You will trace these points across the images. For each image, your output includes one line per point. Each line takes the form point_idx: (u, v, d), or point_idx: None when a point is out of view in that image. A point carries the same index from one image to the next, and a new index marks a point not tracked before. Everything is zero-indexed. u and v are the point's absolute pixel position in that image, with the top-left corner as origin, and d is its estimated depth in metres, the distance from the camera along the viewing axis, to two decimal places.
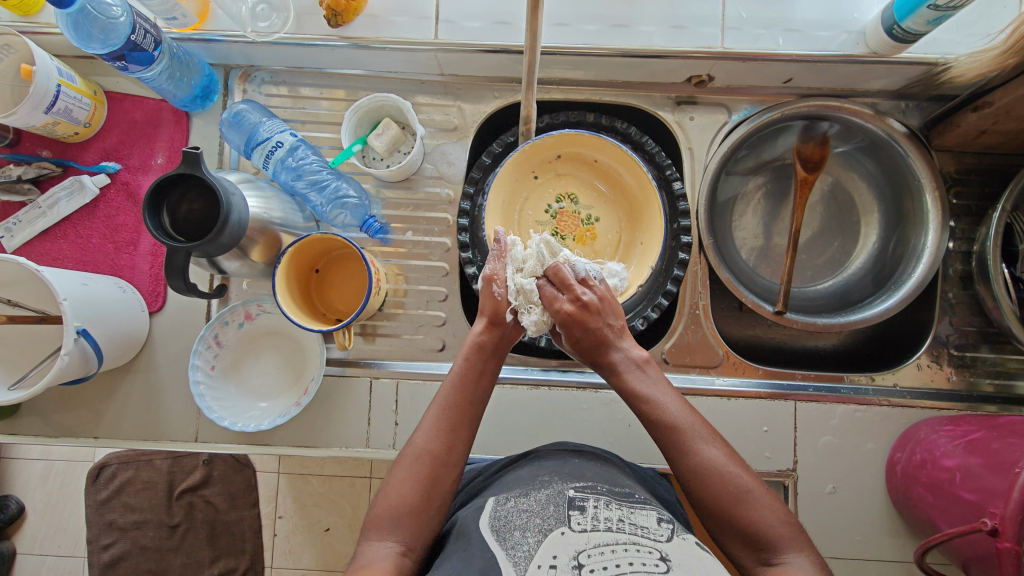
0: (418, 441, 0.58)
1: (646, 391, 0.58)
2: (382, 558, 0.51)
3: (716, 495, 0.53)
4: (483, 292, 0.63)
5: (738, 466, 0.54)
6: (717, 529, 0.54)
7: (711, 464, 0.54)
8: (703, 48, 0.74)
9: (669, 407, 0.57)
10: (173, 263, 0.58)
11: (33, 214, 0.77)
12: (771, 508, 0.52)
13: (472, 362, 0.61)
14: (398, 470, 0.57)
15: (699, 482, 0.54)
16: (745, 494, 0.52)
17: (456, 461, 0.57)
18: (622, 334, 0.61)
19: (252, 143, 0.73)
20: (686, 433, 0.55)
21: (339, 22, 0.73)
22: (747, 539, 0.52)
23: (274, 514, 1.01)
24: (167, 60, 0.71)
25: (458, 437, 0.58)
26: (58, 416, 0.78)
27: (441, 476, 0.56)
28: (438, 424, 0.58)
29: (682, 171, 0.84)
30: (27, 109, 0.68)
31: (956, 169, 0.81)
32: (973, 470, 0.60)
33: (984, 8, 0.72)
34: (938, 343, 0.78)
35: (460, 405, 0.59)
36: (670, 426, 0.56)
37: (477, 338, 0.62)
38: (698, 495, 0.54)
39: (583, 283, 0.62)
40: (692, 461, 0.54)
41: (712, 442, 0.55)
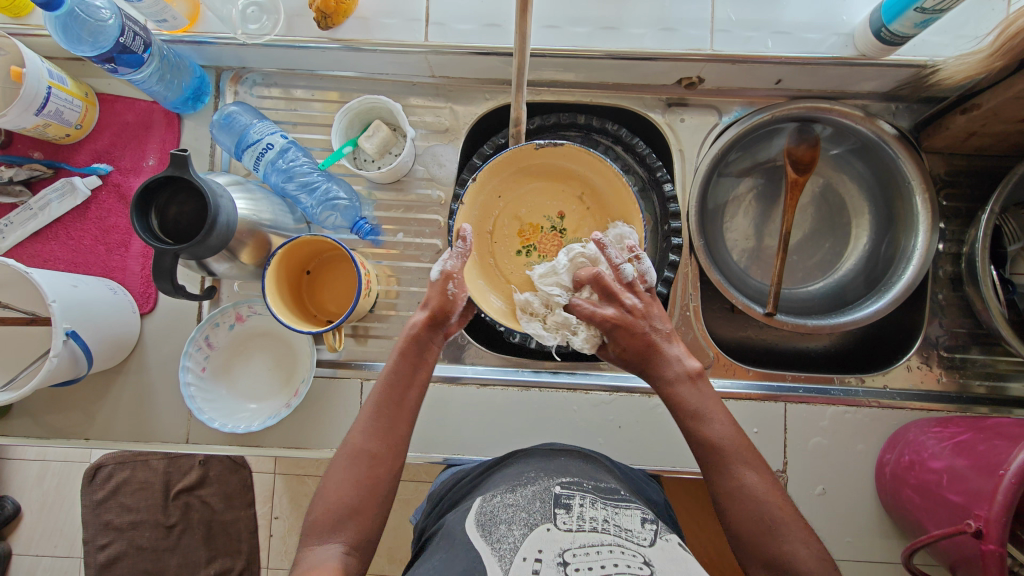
0: (354, 439, 0.57)
1: (691, 405, 0.57)
2: (327, 559, 0.50)
3: (746, 518, 0.52)
4: (437, 286, 0.62)
5: (777, 494, 0.53)
6: (740, 552, 0.53)
7: (747, 490, 0.53)
8: (693, 50, 0.74)
9: (717, 426, 0.56)
10: (161, 266, 0.58)
11: (25, 216, 0.77)
12: (806, 543, 0.50)
13: (409, 354, 0.60)
14: (336, 469, 0.56)
15: (734, 505, 0.53)
16: (777, 524, 0.51)
17: (391, 454, 0.57)
18: (668, 339, 0.61)
19: (242, 144, 0.73)
20: (730, 454, 0.54)
21: (329, 24, 0.73)
22: (770, 567, 0.50)
23: (270, 514, 1.02)
24: (157, 62, 0.72)
25: (395, 434, 0.57)
26: (51, 417, 0.78)
27: (376, 470, 0.55)
28: (374, 419, 0.57)
29: (673, 172, 0.84)
30: (18, 110, 0.68)
31: (946, 170, 0.81)
32: (961, 472, 0.60)
33: (973, 11, 0.72)
34: (928, 345, 0.79)
35: (392, 395, 0.58)
36: (713, 445, 0.55)
37: (415, 326, 0.61)
38: (730, 516, 0.53)
39: (626, 289, 0.62)
40: (731, 482, 0.53)
41: (752, 465, 0.54)
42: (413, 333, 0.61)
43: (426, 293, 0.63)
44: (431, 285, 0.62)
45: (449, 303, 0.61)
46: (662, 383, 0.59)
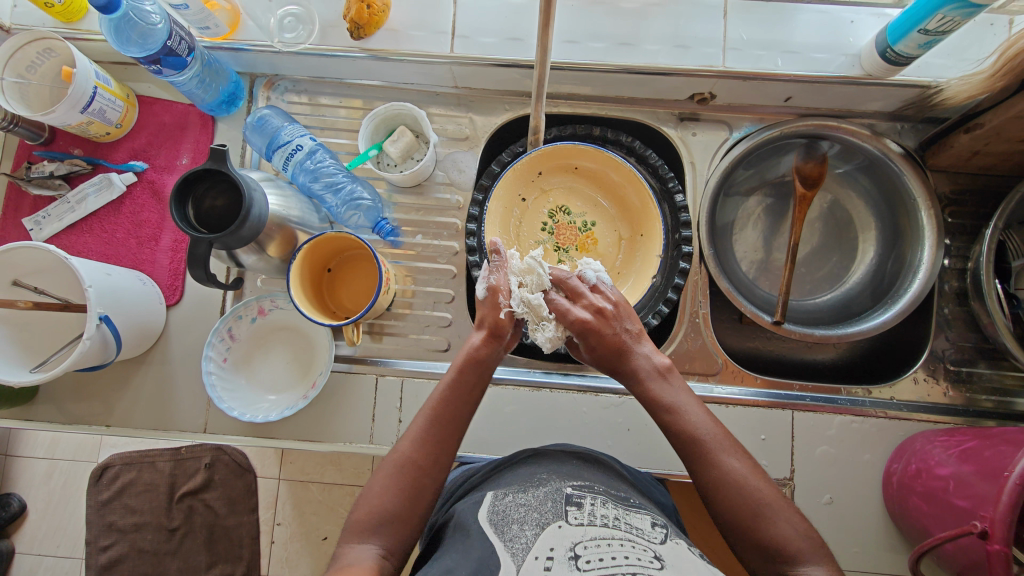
0: (403, 450, 0.58)
1: (668, 398, 0.59)
2: (364, 558, 0.51)
3: (734, 505, 0.53)
4: (486, 303, 0.64)
5: (760, 479, 0.54)
6: (734, 540, 0.54)
7: (733, 477, 0.54)
8: (706, 66, 0.77)
9: (692, 418, 0.58)
10: (196, 254, 0.61)
11: (63, 209, 0.81)
12: (791, 522, 0.52)
13: (466, 373, 0.62)
14: (381, 475, 0.57)
15: (721, 494, 0.54)
16: (762, 507, 0.53)
17: (438, 468, 0.58)
18: (637, 340, 0.64)
19: (274, 145, 0.77)
20: (711, 445, 0.56)
21: (361, 34, 0.77)
22: (763, 552, 0.52)
23: (273, 520, 0.98)
24: (198, 66, 0.76)
25: (443, 453, 0.59)
26: (73, 405, 0.80)
27: (422, 480, 0.56)
28: (426, 431, 0.59)
29: (684, 184, 0.87)
30: (65, 108, 0.72)
31: (951, 189, 0.83)
32: (966, 477, 0.61)
33: (975, 35, 0.75)
34: (934, 358, 0.80)
35: (445, 409, 0.60)
36: (689, 436, 0.57)
37: (477, 345, 0.63)
38: (718, 505, 0.55)
39: (590, 293, 0.66)
40: (715, 471, 0.55)
41: (734, 453, 0.56)
42: (470, 352, 0.63)
43: (479, 314, 0.65)
44: (480, 302, 0.65)
45: (503, 322, 0.63)
46: (633, 381, 0.62)
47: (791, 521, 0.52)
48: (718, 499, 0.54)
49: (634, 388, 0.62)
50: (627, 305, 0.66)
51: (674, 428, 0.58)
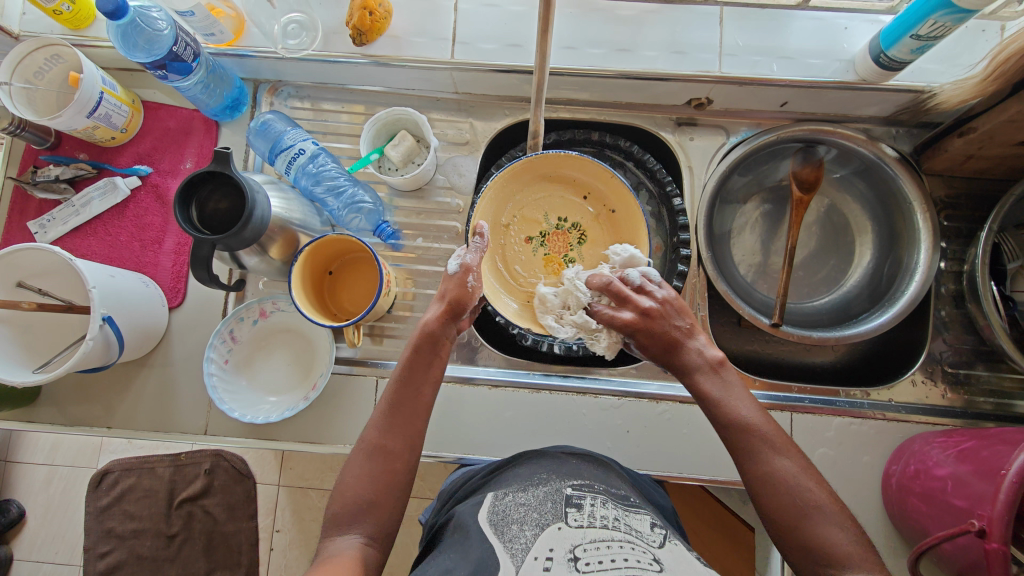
0: (370, 436, 0.58)
1: (715, 393, 0.59)
2: (346, 548, 0.52)
3: (783, 503, 0.53)
4: (455, 279, 0.65)
5: (815, 483, 0.54)
6: (782, 543, 0.53)
7: (780, 475, 0.54)
8: (703, 72, 0.78)
9: (742, 412, 0.58)
10: (199, 255, 0.62)
11: (67, 212, 0.82)
12: (841, 527, 0.51)
13: (421, 350, 0.62)
14: (353, 464, 0.57)
15: (768, 491, 0.54)
16: (811, 509, 0.52)
17: (408, 450, 0.58)
18: (690, 335, 0.63)
19: (276, 149, 0.78)
20: (761, 440, 0.56)
21: (363, 40, 0.79)
22: (811, 554, 0.51)
23: (272, 527, 0.99)
24: (203, 72, 0.77)
25: (409, 432, 0.59)
26: (75, 407, 0.81)
27: (394, 463, 0.57)
28: (387, 416, 0.59)
29: (682, 188, 0.88)
30: (72, 112, 0.73)
31: (946, 193, 0.84)
32: (964, 477, 0.61)
33: (968, 41, 0.77)
34: (931, 360, 0.80)
35: (398, 389, 0.60)
36: (745, 433, 0.57)
37: (428, 322, 0.64)
38: (767, 503, 0.54)
39: (645, 290, 0.66)
40: (767, 466, 0.55)
41: (785, 453, 0.55)
42: (428, 328, 0.63)
43: (444, 288, 0.66)
44: (450, 278, 0.65)
45: (466, 299, 0.64)
46: (686, 375, 0.62)
47: (792, 520, 0.52)
48: (769, 495, 0.54)
49: (688, 383, 0.62)
50: (681, 304, 0.66)
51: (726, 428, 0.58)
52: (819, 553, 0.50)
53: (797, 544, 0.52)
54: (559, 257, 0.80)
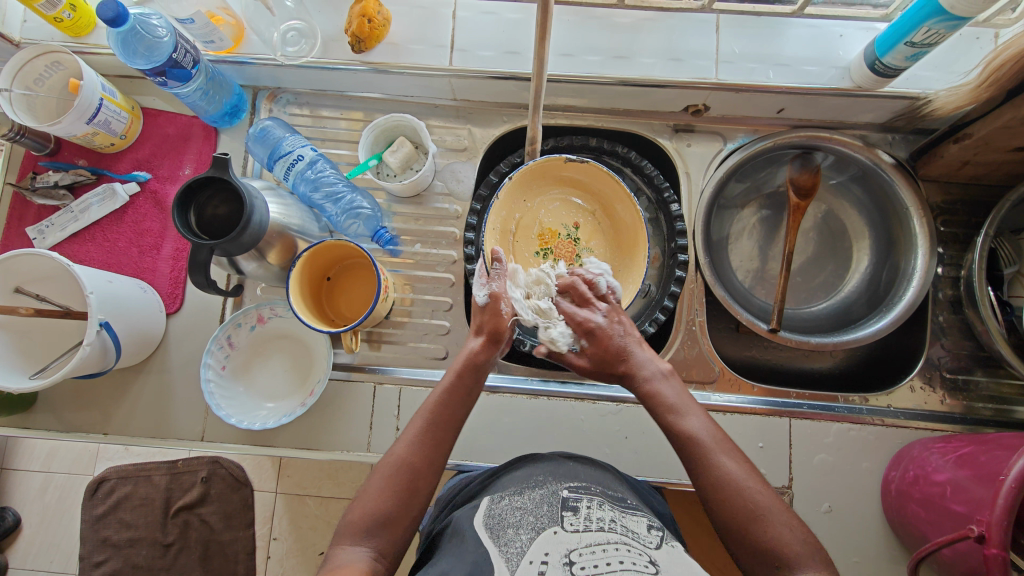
0: (398, 451, 0.58)
1: (669, 399, 0.60)
2: (357, 560, 0.51)
3: (731, 509, 0.53)
4: (486, 310, 0.65)
5: (756, 482, 0.55)
6: (736, 550, 0.53)
7: (729, 479, 0.55)
8: (699, 78, 0.79)
9: (692, 421, 0.59)
10: (196, 259, 0.62)
11: (66, 218, 0.82)
12: (790, 527, 0.52)
13: (464, 376, 0.62)
14: (376, 477, 0.57)
15: (720, 497, 0.54)
16: (761, 511, 0.52)
17: (436, 468, 0.59)
18: (635, 345, 0.65)
19: (275, 155, 0.78)
20: (704, 447, 0.57)
21: (362, 47, 0.79)
22: (764, 559, 0.51)
23: (269, 535, 0.97)
24: (202, 79, 0.78)
25: (437, 454, 0.59)
26: (71, 414, 0.80)
27: (418, 483, 0.57)
28: (424, 434, 0.59)
29: (680, 194, 0.88)
30: (71, 118, 0.74)
31: (943, 199, 0.84)
32: (962, 482, 0.61)
33: (962, 48, 0.77)
34: (930, 366, 0.80)
35: (440, 411, 0.61)
36: (688, 441, 0.57)
37: (471, 348, 0.64)
38: (716, 509, 0.54)
39: (593, 301, 0.67)
40: (713, 472, 0.55)
41: (730, 456, 0.56)
42: (469, 356, 0.63)
43: (477, 320, 0.66)
44: (482, 309, 0.65)
45: (502, 329, 0.64)
46: (626, 382, 0.63)
47: (788, 525, 0.52)
48: (719, 502, 0.54)
49: (631, 388, 0.63)
50: (621, 317, 0.67)
51: (672, 431, 0.59)
52: (772, 556, 0.51)
53: (767, 548, 0.51)
54: (552, 245, 0.81)
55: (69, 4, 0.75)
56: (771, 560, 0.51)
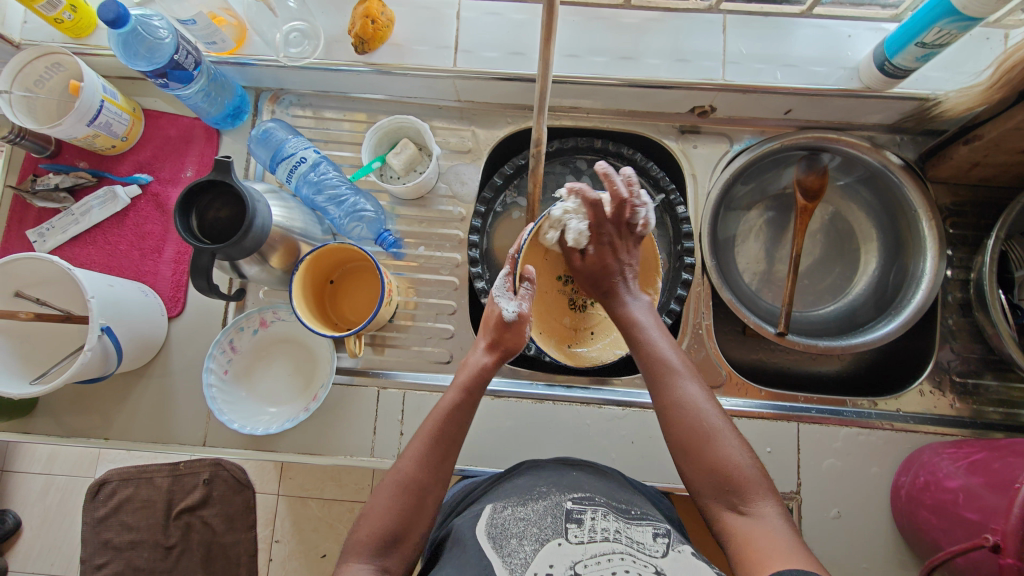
0: (403, 470, 0.58)
1: (642, 322, 0.64)
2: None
3: (684, 427, 0.57)
4: (511, 329, 0.63)
5: (714, 407, 0.59)
6: (687, 470, 0.57)
7: (688, 398, 0.59)
8: (706, 79, 0.78)
9: (662, 344, 0.62)
10: (198, 264, 0.62)
11: (67, 221, 0.81)
12: (741, 451, 0.56)
13: (473, 391, 0.62)
14: (381, 496, 0.57)
15: (676, 414, 0.58)
16: (714, 431, 0.57)
17: (440, 485, 0.58)
18: (630, 275, 0.67)
19: (278, 158, 0.77)
20: (669, 370, 0.61)
21: (365, 48, 0.78)
22: (716, 479, 0.55)
23: (271, 537, 0.95)
24: (204, 80, 0.77)
25: (442, 470, 0.59)
26: (72, 418, 0.79)
27: (424, 500, 0.57)
28: (428, 452, 0.59)
29: (685, 196, 0.87)
30: (72, 120, 0.73)
31: (952, 201, 0.83)
32: (975, 489, 0.60)
33: (972, 48, 0.76)
34: (939, 370, 0.79)
35: (444, 423, 0.60)
36: (657, 362, 0.61)
37: (479, 358, 0.64)
38: (671, 429, 0.58)
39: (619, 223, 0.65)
40: (676, 392, 0.59)
41: (692, 379, 0.60)
42: (481, 371, 0.63)
43: (495, 334, 0.64)
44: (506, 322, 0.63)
45: (518, 345, 0.64)
46: (609, 299, 0.67)
47: (739, 445, 0.56)
48: (677, 422, 0.58)
49: (610, 306, 0.66)
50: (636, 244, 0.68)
51: (642, 352, 0.63)
52: (723, 475, 0.55)
53: (718, 467, 0.55)
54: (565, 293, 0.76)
55: (69, 5, 0.74)
56: (724, 483, 0.54)
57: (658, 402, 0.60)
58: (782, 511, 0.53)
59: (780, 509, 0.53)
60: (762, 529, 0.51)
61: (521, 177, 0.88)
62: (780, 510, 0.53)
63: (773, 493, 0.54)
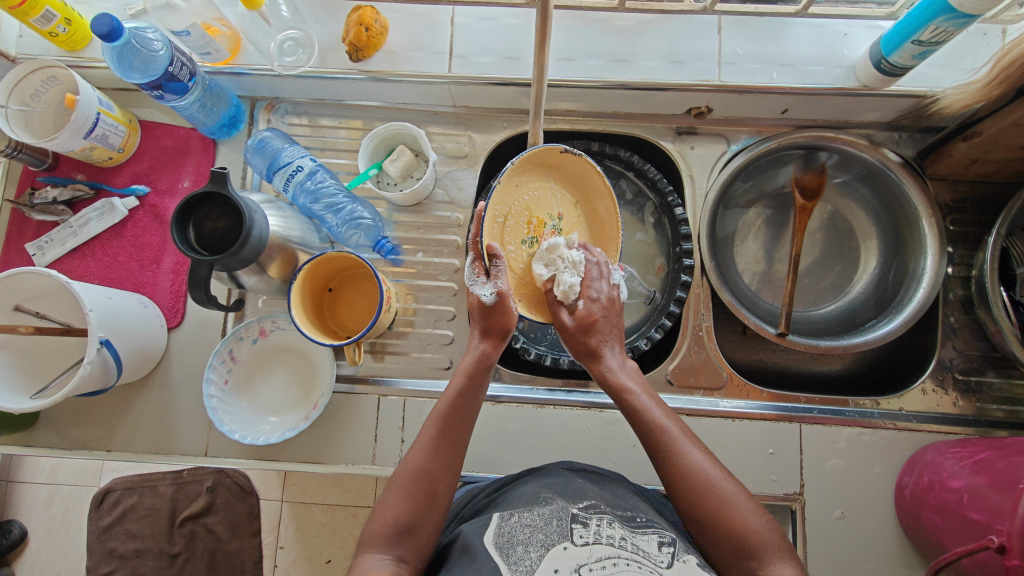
0: (413, 459, 0.58)
1: (630, 386, 0.63)
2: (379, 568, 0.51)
3: (699, 498, 0.55)
4: (499, 307, 0.62)
5: (721, 471, 0.57)
6: (704, 540, 0.56)
7: (695, 468, 0.57)
8: (702, 81, 0.78)
9: (655, 411, 0.60)
10: (196, 276, 0.62)
11: (65, 233, 0.82)
12: (754, 512, 0.55)
13: (475, 377, 0.62)
14: (393, 487, 0.57)
15: (687, 485, 0.56)
16: (728, 499, 0.55)
17: (450, 471, 0.59)
18: (612, 340, 0.66)
19: (274, 167, 0.77)
20: (670, 437, 0.59)
21: (360, 56, 0.79)
22: (733, 547, 0.54)
23: (275, 543, 0.95)
24: (200, 91, 0.77)
25: (452, 458, 0.59)
26: (74, 430, 0.80)
27: (435, 487, 0.57)
28: (438, 441, 0.59)
29: (684, 197, 0.87)
30: (68, 134, 0.73)
31: (952, 197, 0.83)
32: (980, 489, 0.60)
33: (969, 45, 0.76)
34: (942, 368, 0.79)
35: (451, 411, 0.60)
36: (657, 431, 0.59)
37: (477, 347, 0.64)
38: (681, 501, 0.56)
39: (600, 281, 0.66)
40: (684, 462, 0.57)
41: (696, 446, 0.58)
42: (480, 357, 0.63)
43: (490, 317, 0.64)
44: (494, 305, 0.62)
45: (508, 323, 0.63)
46: (593, 359, 0.65)
47: (755, 510, 0.55)
48: (689, 493, 0.56)
49: (592, 367, 0.65)
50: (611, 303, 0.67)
51: (642, 422, 0.60)
52: (742, 543, 0.53)
53: (736, 535, 0.54)
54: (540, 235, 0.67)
55: (64, 18, 0.74)
56: (745, 551, 0.53)
57: (665, 474, 0.58)
58: (801, 571, 0.52)
59: (797, 567, 0.53)
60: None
61: None
62: (800, 571, 0.53)
63: (789, 553, 0.54)
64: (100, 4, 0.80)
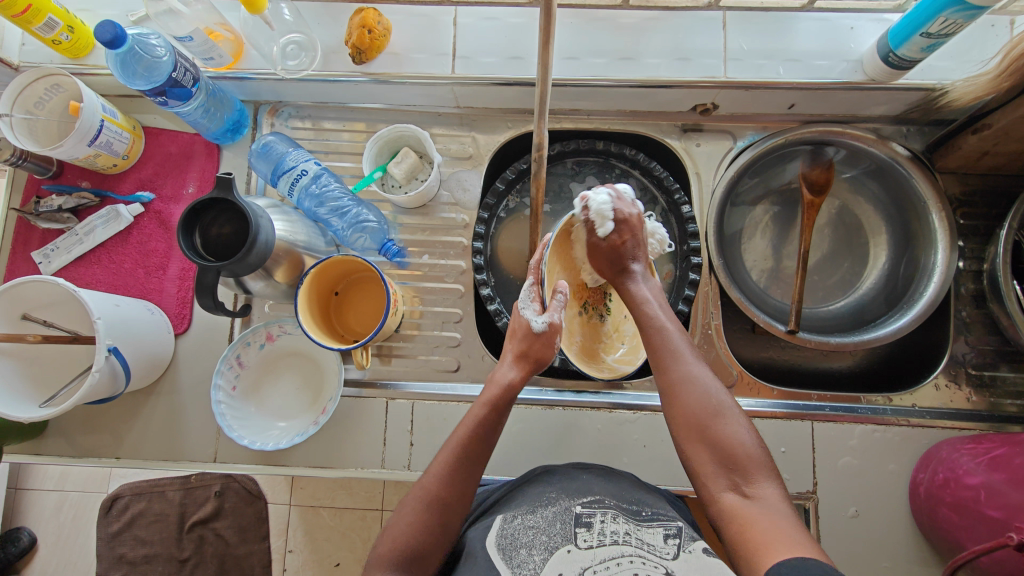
0: (428, 484, 0.57)
1: (647, 296, 0.63)
2: None
3: (693, 406, 0.57)
4: (540, 338, 0.63)
5: (719, 386, 0.59)
6: (691, 452, 0.57)
7: (694, 377, 0.59)
8: (707, 77, 0.77)
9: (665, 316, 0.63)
10: (203, 282, 0.61)
11: (71, 241, 0.82)
12: (747, 431, 0.57)
13: (501, 405, 0.61)
14: (404, 507, 0.57)
15: (683, 392, 0.58)
16: (721, 408, 0.57)
17: (462, 501, 0.57)
18: (643, 255, 0.65)
19: (279, 171, 0.77)
20: (677, 347, 0.61)
21: (363, 58, 0.78)
22: (719, 458, 0.55)
23: (285, 548, 0.95)
24: (203, 96, 0.77)
25: (467, 487, 0.58)
26: (82, 438, 0.79)
27: (450, 514, 0.56)
28: (454, 467, 0.58)
29: (690, 194, 0.87)
30: (73, 141, 0.73)
31: (961, 190, 0.82)
32: (997, 486, 0.59)
33: (977, 37, 0.75)
34: (954, 363, 0.78)
35: (471, 437, 0.59)
36: (664, 337, 0.61)
37: (506, 376, 0.63)
38: (678, 407, 0.58)
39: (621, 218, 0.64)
40: (680, 370, 0.59)
41: (698, 358, 0.61)
42: (509, 383, 0.63)
43: (528, 342, 0.64)
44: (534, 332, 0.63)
45: (547, 357, 0.64)
46: (620, 276, 0.65)
47: (746, 427, 0.57)
48: (681, 402, 0.58)
49: (620, 283, 0.65)
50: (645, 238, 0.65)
51: (648, 329, 0.62)
52: (731, 454, 0.55)
53: (725, 449, 0.55)
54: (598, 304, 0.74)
55: (66, 25, 0.74)
56: (731, 464, 0.54)
57: (662, 378, 0.60)
58: (783, 493, 0.53)
59: (780, 491, 0.53)
60: (761, 510, 0.51)
61: (524, 181, 0.88)
62: (781, 490, 0.53)
63: (775, 475, 0.54)
64: (102, 11, 0.80)
